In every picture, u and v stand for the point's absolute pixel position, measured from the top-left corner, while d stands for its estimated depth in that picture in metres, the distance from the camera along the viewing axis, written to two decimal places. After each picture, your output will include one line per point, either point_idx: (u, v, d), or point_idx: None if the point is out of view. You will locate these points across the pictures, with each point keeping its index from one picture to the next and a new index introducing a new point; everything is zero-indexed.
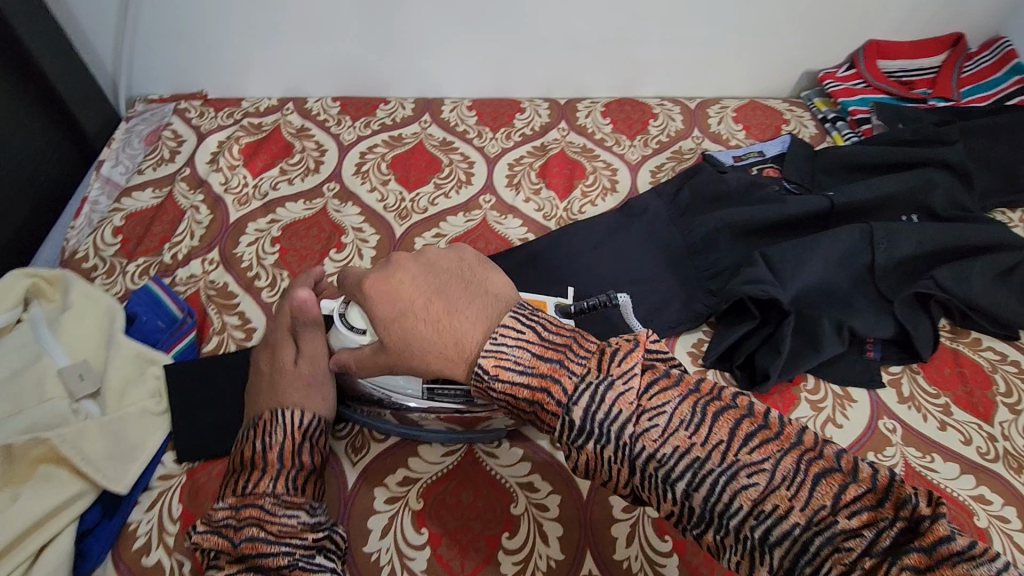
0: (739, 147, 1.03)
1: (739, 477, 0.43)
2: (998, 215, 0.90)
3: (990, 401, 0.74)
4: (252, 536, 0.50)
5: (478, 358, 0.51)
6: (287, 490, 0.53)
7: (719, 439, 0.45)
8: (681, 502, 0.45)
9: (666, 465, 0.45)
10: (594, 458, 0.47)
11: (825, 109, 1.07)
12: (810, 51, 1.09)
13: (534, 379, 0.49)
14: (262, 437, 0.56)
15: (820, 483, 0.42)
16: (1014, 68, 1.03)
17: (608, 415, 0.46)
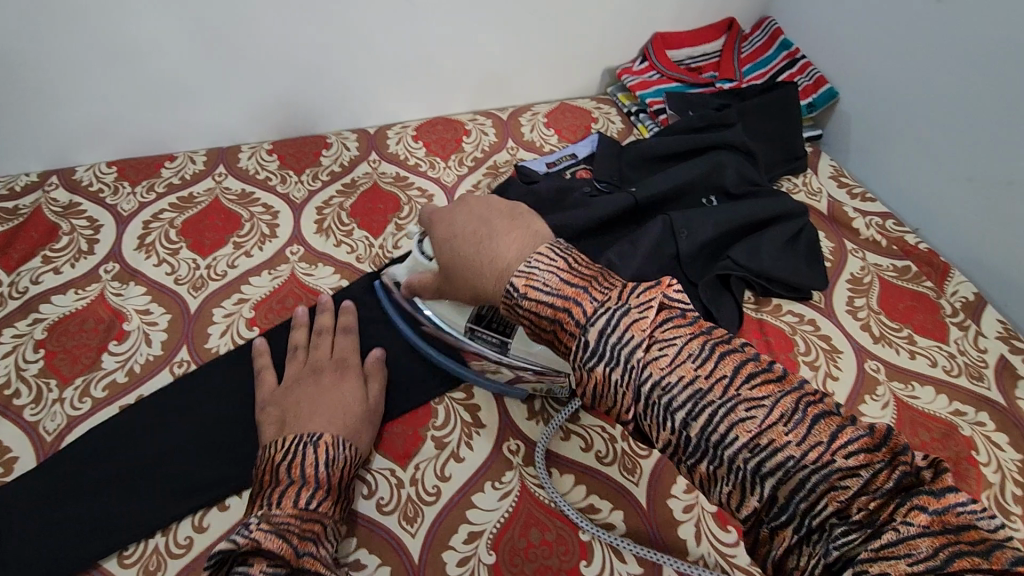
0: (551, 153, 1.04)
1: (738, 411, 0.44)
2: (783, 184, 0.98)
3: (794, 363, 0.78)
4: (313, 552, 0.51)
5: (512, 276, 0.57)
6: (331, 521, 0.56)
7: (723, 374, 0.46)
8: (680, 432, 0.46)
9: (667, 393, 0.46)
10: (603, 383, 0.49)
11: (628, 103, 1.11)
12: (604, 49, 1.13)
13: (558, 299, 0.53)
14: (331, 455, 0.59)
15: (818, 423, 0.43)
16: (781, 45, 1.13)
17: (621, 340, 0.48)
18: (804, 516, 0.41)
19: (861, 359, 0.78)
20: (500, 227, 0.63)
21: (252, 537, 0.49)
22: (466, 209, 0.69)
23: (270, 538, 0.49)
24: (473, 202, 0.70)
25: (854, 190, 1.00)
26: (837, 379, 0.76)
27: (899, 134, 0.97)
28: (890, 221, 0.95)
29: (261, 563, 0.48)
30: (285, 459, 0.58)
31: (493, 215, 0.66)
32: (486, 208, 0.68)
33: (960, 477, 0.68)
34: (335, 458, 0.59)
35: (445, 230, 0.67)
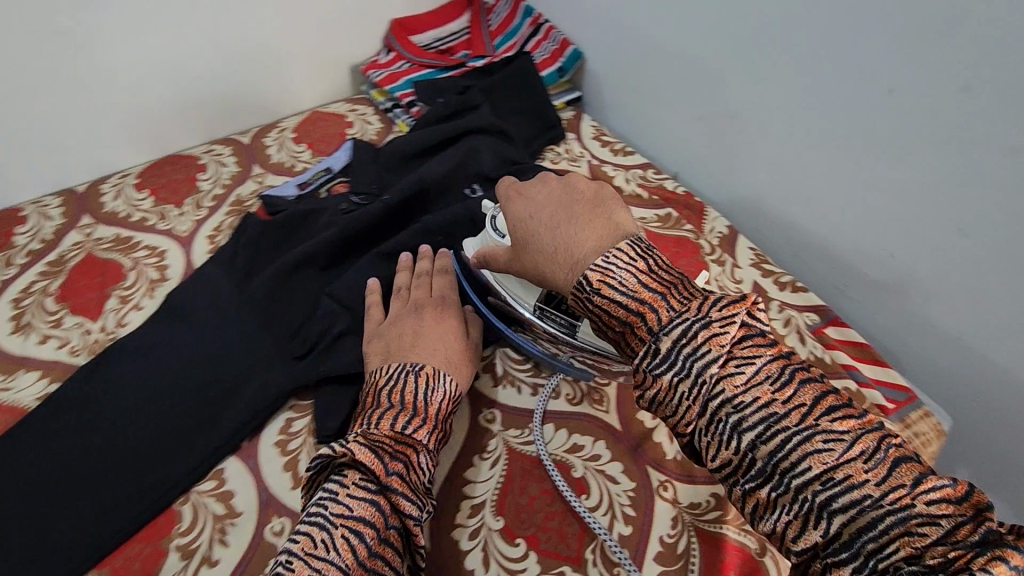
0: (304, 172, 0.94)
1: (815, 441, 0.48)
2: (547, 156, 0.97)
3: None
4: (402, 473, 0.55)
5: (587, 270, 0.59)
6: (428, 447, 0.59)
7: (801, 402, 0.51)
8: (744, 454, 0.51)
9: (744, 413, 0.51)
10: (667, 389, 0.54)
11: (383, 99, 1.04)
12: (339, 46, 1.04)
13: (634, 301, 0.56)
14: (440, 378, 0.63)
15: (900, 466, 0.47)
16: (525, 12, 1.11)
17: (695, 353, 0.53)
18: (869, 556, 0.45)
19: None
20: (579, 219, 0.63)
21: (346, 449, 0.55)
22: (552, 185, 0.68)
23: (363, 453, 0.55)
24: (553, 177, 0.69)
25: (615, 147, 1.02)
26: None
27: (639, 84, 0.99)
28: (650, 171, 0.97)
29: (354, 477, 0.55)
30: (389, 384, 0.62)
31: (574, 199, 0.65)
32: (572, 189, 0.67)
33: None
34: (434, 388, 0.63)
35: (528, 208, 0.67)
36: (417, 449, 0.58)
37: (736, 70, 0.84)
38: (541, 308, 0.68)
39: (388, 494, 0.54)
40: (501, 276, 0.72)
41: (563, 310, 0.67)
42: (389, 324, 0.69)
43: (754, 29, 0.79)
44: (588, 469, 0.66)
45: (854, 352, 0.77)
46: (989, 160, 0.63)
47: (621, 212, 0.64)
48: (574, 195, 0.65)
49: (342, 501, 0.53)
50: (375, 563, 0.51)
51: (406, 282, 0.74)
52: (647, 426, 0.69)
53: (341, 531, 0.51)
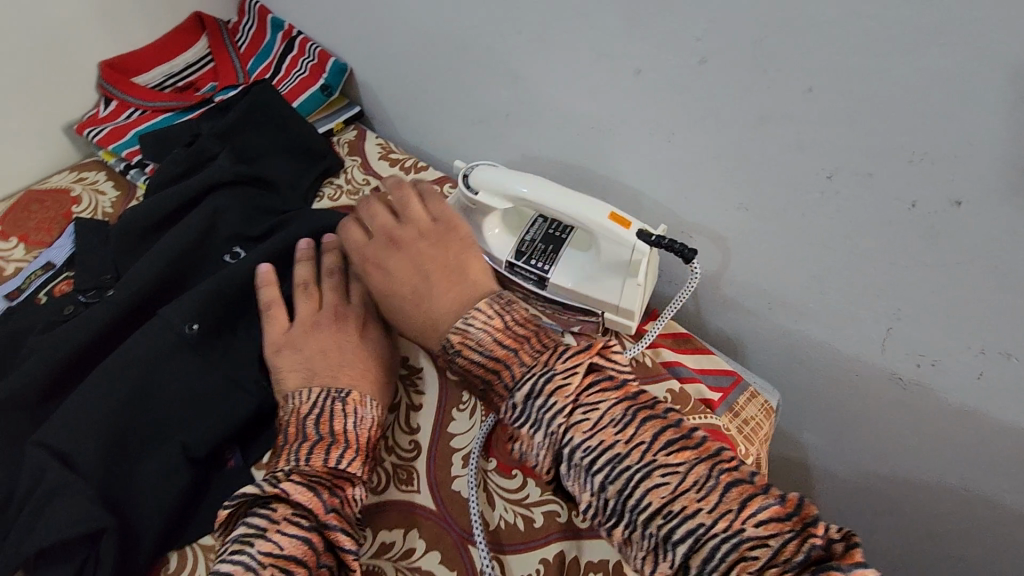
0: (17, 274, 0.76)
1: (654, 476, 0.42)
2: (324, 191, 0.85)
3: None
4: (338, 509, 0.51)
5: (449, 331, 0.54)
6: (363, 482, 0.55)
7: (642, 439, 0.43)
8: (599, 495, 0.43)
9: (586, 457, 0.43)
10: (526, 442, 0.46)
11: (115, 159, 0.86)
12: (39, 106, 0.84)
13: (490, 359, 0.50)
14: (359, 408, 0.58)
15: (732, 492, 0.41)
16: (273, 25, 0.96)
17: (545, 402, 0.45)
18: None
19: None
20: (429, 291, 0.58)
21: (254, 492, 0.49)
22: (403, 245, 0.61)
23: (298, 492, 0.49)
24: (423, 219, 0.63)
25: (405, 163, 0.90)
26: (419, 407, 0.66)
27: (413, 93, 0.89)
28: (445, 185, 0.87)
29: (283, 509, 0.49)
30: (313, 412, 0.57)
31: (436, 252, 0.60)
32: (431, 242, 0.61)
33: None
34: (362, 417, 0.58)
35: (382, 280, 0.61)
36: (354, 489, 0.54)
37: (495, 66, 0.75)
38: (513, 265, 0.71)
39: (326, 530, 0.49)
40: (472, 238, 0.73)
41: (533, 267, 0.70)
42: (300, 332, 0.64)
43: (496, 21, 0.70)
44: (400, 570, 0.58)
45: (680, 345, 0.72)
46: (743, 133, 0.59)
47: (477, 262, 0.60)
48: (436, 248, 0.60)
49: (272, 536, 0.47)
50: None
51: (311, 277, 0.68)
52: (462, 496, 0.60)
53: (273, 570, 0.45)
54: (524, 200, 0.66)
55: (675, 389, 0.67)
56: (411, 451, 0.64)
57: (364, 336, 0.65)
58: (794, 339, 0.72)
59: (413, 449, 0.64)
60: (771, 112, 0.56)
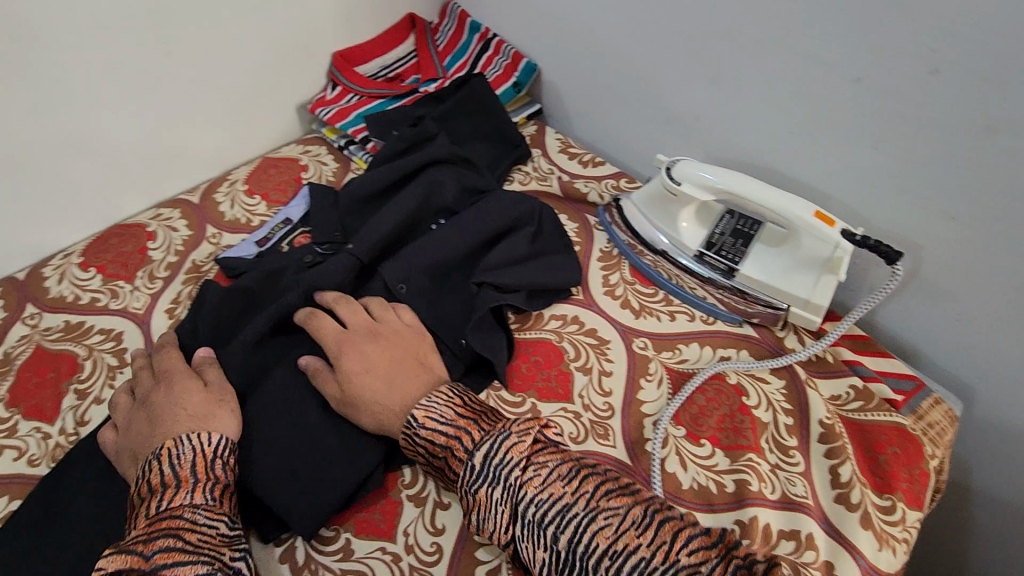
0: (262, 226, 0.89)
1: (598, 520, 0.49)
2: (515, 176, 0.94)
3: (567, 374, 0.73)
4: (168, 547, 0.49)
5: (413, 407, 0.59)
6: (207, 500, 0.55)
7: (586, 490, 0.51)
8: (551, 548, 0.49)
9: (539, 510, 0.50)
10: (484, 504, 0.52)
11: (336, 136, 1.00)
12: (282, 86, 0.98)
13: (452, 426, 0.56)
14: (166, 458, 0.56)
15: (667, 527, 0.49)
16: (472, 28, 1.06)
17: (502, 461, 0.52)
18: None
19: (629, 340, 0.76)
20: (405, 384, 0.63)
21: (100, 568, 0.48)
22: (379, 337, 0.66)
23: (112, 562, 0.47)
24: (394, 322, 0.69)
25: (584, 158, 0.98)
26: (611, 373, 0.73)
27: (599, 93, 0.96)
28: (622, 181, 0.93)
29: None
30: (137, 486, 0.56)
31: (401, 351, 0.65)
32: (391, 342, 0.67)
33: (738, 433, 0.67)
34: (179, 455, 0.56)
35: (357, 361, 0.63)
36: (185, 511, 0.53)
37: (697, 71, 0.81)
38: (702, 255, 0.77)
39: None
40: (665, 227, 0.80)
41: (722, 258, 0.76)
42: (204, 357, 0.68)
43: (711, 29, 0.76)
44: None
45: (858, 347, 0.75)
46: (969, 143, 0.62)
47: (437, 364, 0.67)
48: (400, 345, 0.66)
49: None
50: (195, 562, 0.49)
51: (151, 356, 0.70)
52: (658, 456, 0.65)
53: None
54: (731, 194, 0.72)
55: (857, 385, 0.70)
56: (607, 411, 0.70)
57: (173, 387, 0.63)
58: (982, 355, 0.72)
59: (608, 409, 0.70)
60: (1004, 123, 0.59)
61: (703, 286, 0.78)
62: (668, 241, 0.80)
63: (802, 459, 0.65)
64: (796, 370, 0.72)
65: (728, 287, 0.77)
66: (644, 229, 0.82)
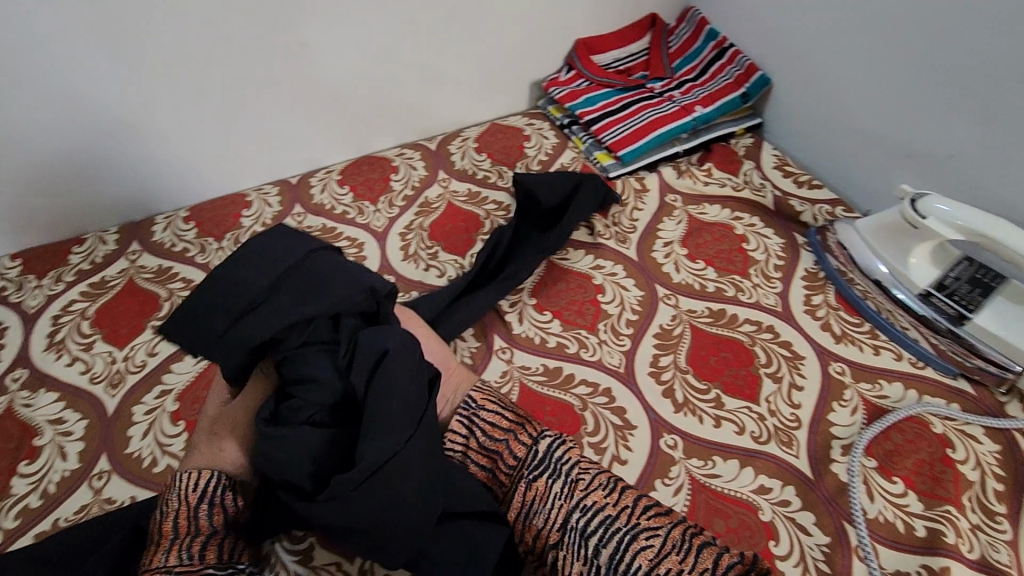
0: (486, 179, 0.99)
1: (640, 538, 0.52)
2: (726, 182, 0.96)
3: (755, 378, 0.73)
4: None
5: (472, 390, 0.62)
6: (181, 560, 0.53)
7: (627, 504, 0.55)
8: (590, 561, 0.52)
9: (580, 518, 0.54)
10: (541, 496, 0.55)
11: (560, 115, 1.07)
12: (527, 62, 1.07)
13: (514, 415, 0.60)
14: (164, 504, 0.56)
15: (703, 552, 0.51)
16: (709, 35, 1.09)
17: (562, 458, 0.57)
18: None
19: (825, 362, 0.75)
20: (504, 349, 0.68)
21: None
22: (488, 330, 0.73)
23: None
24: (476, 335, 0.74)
25: (801, 178, 0.96)
26: (802, 388, 0.72)
27: (836, 117, 0.94)
28: (839, 208, 0.90)
29: None
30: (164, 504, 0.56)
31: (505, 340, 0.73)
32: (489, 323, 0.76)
33: (936, 482, 0.64)
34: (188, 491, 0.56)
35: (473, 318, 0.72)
36: None
37: (969, 107, 0.77)
38: (929, 295, 0.74)
39: None
40: (890, 263, 0.77)
41: (950, 302, 0.73)
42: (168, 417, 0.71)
43: (1003, 66, 0.72)
44: (777, 513, 0.63)
45: None
46: None
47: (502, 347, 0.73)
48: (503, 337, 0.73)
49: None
50: None
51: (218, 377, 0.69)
52: (844, 480, 0.64)
53: None
54: (982, 236, 0.68)
55: None
56: (794, 422, 0.69)
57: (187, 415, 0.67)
58: None
59: (796, 420, 0.69)
60: None
61: (917, 329, 0.75)
62: (887, 271, 0.78)
63: (1010, 528, 0.61)
64: (1014, 438, 0.67)
65: (950, 334, 0.73)
66: (863, 257, 0.80)
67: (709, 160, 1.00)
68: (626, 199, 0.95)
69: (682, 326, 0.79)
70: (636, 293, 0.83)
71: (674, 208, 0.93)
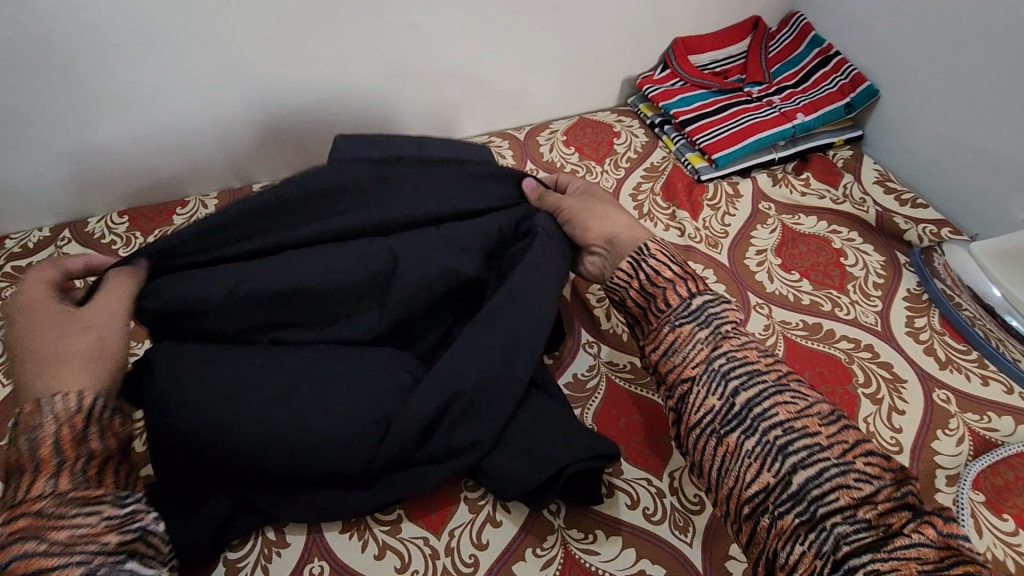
0: (575, 173, 0.98)
1: (784, 394, 0.52)
2: (824, 193, 0.93)
3: (853, 396, 0.71)
4: (30, 552, 0.42)
5: (647, 243, 0.65)
6: (71, 487, 0.46)
7: (781, 369, 0.55)
8: (726, 398, 0.53)
9: (728, 362, 0.54)
10: (683, 338, 0.57)
11: (651, 113, 1.06)
12: (623, 59, 1.06)
13: (683, 271, 0.62)
14: (22, 437, 0.47)
15: (849, 431, 0.50)
16: (813, 41, 1.05)
17: (719, 312, 0.58)
18: (811, 503, 0.46)
19: (929, 388, 0.71)
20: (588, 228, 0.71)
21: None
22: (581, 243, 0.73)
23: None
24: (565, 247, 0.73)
25: (904, 196, 0.92)
26: (903, 412, 0.69)
27: (950, 134, 0.90)
28: (946, 229, 0.87)
29: None
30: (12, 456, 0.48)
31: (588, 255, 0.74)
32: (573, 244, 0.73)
33: None
34: (36, 427, 0.47)
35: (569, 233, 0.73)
36: (42, 507, 0.44)
37: None
38: None
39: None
40: (1011, 290, 0.75)
41: None
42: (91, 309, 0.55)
43: None
44: None
45: None
46: None
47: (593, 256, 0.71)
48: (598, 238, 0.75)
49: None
50: None
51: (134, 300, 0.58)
52: (950, 512, 0.62)
53: None
54: None
55: None
56: (895, 445, 0.67)
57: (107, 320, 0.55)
58: None
59: (896, 444, 0.66)
60: None
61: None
62: (1002, 296, 0.76)
63: None
64: None
65: None
66: (975, 279, 0.78)
67: (806, 170, 0.97)
68: (717, 204, 0.93)
69: (775, 336, 0.77)
70: (727, 298, 0.81)
71: (768, 216, 0.91)
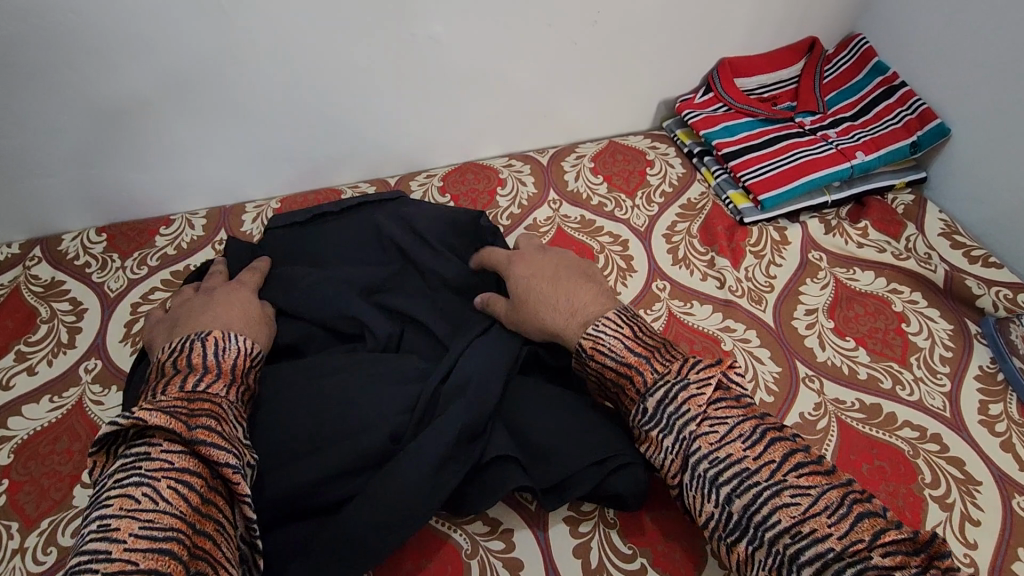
0: (602, 206, 0.87)
1: (783, 495, 0.44)
2: (882, 244, 0.83)
3: (919, 499, 0.61)
4: (209, 426, 0.46)
5: (580, 336, 0.56)
6: (237, 401, 0.52)
7: (771, 458, 0.46)
8: (722, 507, 0.46)
9: (711, 467, 0.47)
10: (654, 445, 0.51)
11: (690, 141, 0.96)
12: (661, 79, 0.96)
13: (621, 365, 0.53)
14: (209, 349, 0.54)
15: (864, 522, 0.42)
16: (875, 68, 0.94)
17: (677, 410, 0.49)
18: None
19: (1006, 493, 0.61)
20: (545, 286, 0.60)
21: (133, 418, 0.44)
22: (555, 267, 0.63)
23: (154, 417, 0.44)
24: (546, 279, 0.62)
25: (973, 252, 0.82)
26: (978, 523, 0.59)
27: None
28: None
29: (156, 473, 0.42)
30: (172, 356, 0.54)
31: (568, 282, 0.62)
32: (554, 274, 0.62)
33: None
34: (225, 348, 0.54)
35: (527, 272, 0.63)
36: (221, 401, 0.50)
37: None
38: None
39: (192, 458, 0.44)
40: None
41: None
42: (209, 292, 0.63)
43: None
44: None
45: None
46: None
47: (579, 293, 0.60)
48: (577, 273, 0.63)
49: (159, 454, 0.43)
50: (209, 510, 0.43)
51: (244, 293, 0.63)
52: None
53: (165, 483, 0.42)
54: None
55: None
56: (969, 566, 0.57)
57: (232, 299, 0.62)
58: None
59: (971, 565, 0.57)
60: None
61: None
62: None
63: None
64: None
65: None
66: None
67: (864, 217, 0.87)
68: (762, 250, 0.83)
69: (828, 418, 0.67)
70: (773, 368, 0.71)
71: (819, 268, 0.81)
